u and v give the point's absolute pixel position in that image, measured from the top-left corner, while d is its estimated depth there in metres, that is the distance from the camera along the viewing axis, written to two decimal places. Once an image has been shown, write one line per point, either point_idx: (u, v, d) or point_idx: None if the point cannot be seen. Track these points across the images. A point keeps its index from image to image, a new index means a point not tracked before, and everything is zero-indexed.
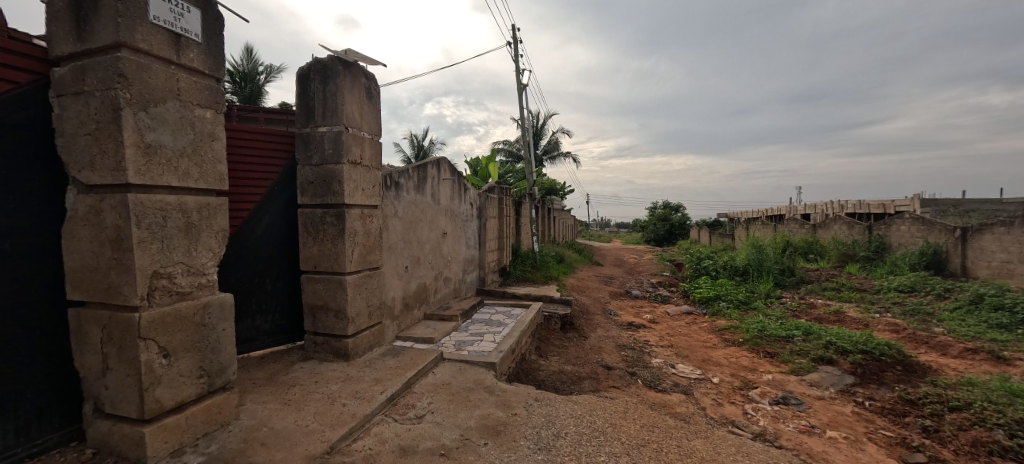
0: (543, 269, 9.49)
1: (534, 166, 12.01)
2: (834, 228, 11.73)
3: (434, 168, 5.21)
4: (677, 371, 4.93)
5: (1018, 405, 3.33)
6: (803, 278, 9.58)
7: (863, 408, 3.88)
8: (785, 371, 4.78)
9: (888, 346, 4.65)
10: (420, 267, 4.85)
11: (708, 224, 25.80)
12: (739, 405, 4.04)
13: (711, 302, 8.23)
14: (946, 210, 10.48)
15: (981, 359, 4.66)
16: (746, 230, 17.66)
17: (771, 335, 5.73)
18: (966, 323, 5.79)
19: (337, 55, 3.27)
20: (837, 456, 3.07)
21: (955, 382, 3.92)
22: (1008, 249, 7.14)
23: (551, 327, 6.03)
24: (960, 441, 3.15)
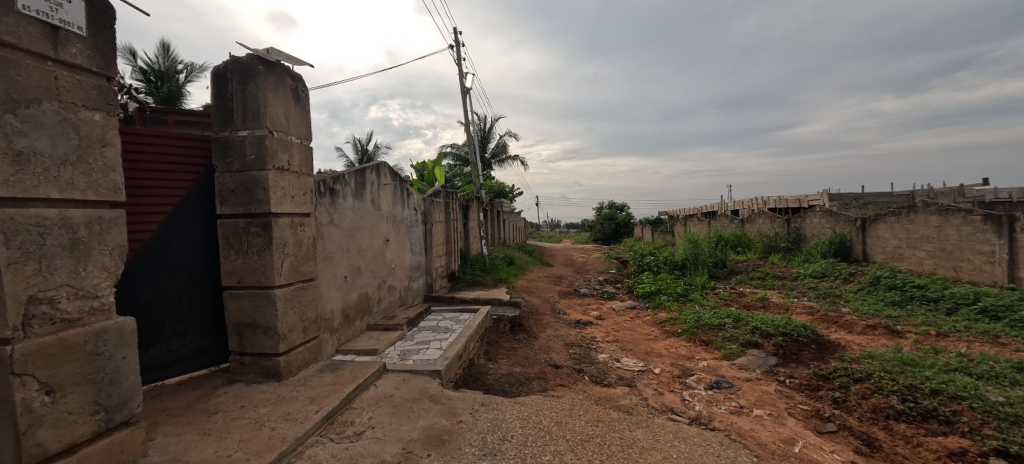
0: (492, 272, 9.49)
1: (481, 170, 11.98)
2: (758, 222, 12.79)
3: (374, 173, 5.03)
4: (622, 365, 5.12)
5: (907, 372, 3.80)
6: (734, 269, 10.35)
7: (784, 386, 4.24)
8: (718, 357, 5.12)
9: (804, 328, 5.13)
10: (361, 277, 4.66)
11: (649, 222, 27.11)
12: (678, 393, 4.26)
13: (652, 296, 8.65)
14: (849, 203, 11.78)
15: (879, 334, 5.26)
16: (684, 226, 18.77)
17: (706, 324, 6.12)
18: (867, 303, 6.53)
19: (258, 54, 3.05)
20: (762, 432, 3.34)
21: (857, 356, 4.41)
22: (897, 235, 8.15)
23: (500, 330, 6.03)
24: (863, 408, 3.53)
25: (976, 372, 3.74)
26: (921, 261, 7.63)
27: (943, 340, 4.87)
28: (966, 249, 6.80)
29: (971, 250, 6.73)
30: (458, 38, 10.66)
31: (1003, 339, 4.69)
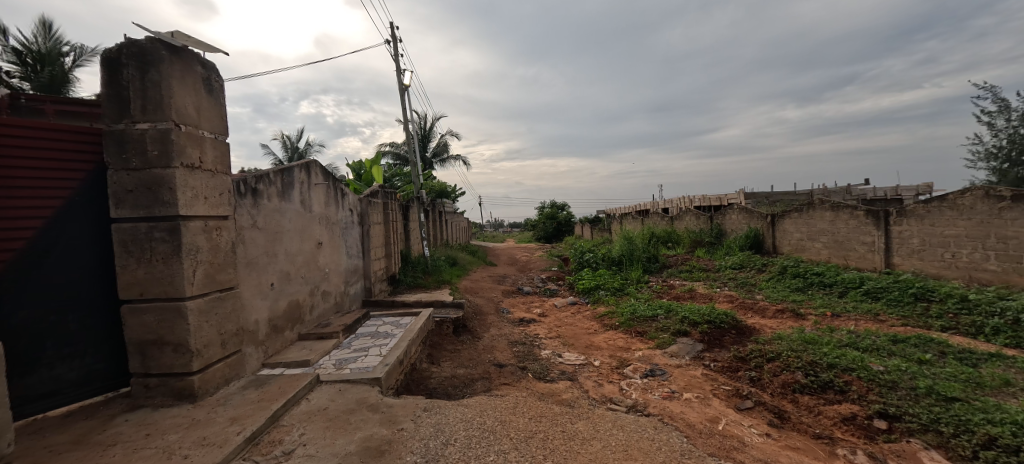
0: (435, 273, 9.31)
1: (421, 169, 11.71)
2: (686, 219, 13.75)
3: (304, 172, 4.71)
4: (564, 359, 5.24)
5: (809, 349, 4.27)
6: (665, 263, 11.04)
7: (710, 369, 4.59)
8: (652, 347, 5.42)
9: (726, 315, 5.58)
10: (291, 283, 4.34)
11: (588, 220, 28.11)
12: (616, 383, 4.45)
13: (592, 292, 8.98)
14: (761, 201, 13.06)
15: (787, 317, 5.88)
16: (620, 224, 19.69)
17: (640, 315, 6.46)
18: (777, 290, 7.26)
19: (160, 37, 2.72)
20: (691, 414, 3.58)
21: (770, 339, 4.88)
22: (800, 229, 9.16)
23: (443, 333, 5.92)
24: (775, 385, 3.93)
25: (863, 346, 4.29)
26: (819, 252, 8.64)
27: (837, 320, 5.54)
28: (853, 240, 7.81)
29: (857, 241, 7.73)
30: (395, 34, 10.31)
31: (883, 316, 5.44)
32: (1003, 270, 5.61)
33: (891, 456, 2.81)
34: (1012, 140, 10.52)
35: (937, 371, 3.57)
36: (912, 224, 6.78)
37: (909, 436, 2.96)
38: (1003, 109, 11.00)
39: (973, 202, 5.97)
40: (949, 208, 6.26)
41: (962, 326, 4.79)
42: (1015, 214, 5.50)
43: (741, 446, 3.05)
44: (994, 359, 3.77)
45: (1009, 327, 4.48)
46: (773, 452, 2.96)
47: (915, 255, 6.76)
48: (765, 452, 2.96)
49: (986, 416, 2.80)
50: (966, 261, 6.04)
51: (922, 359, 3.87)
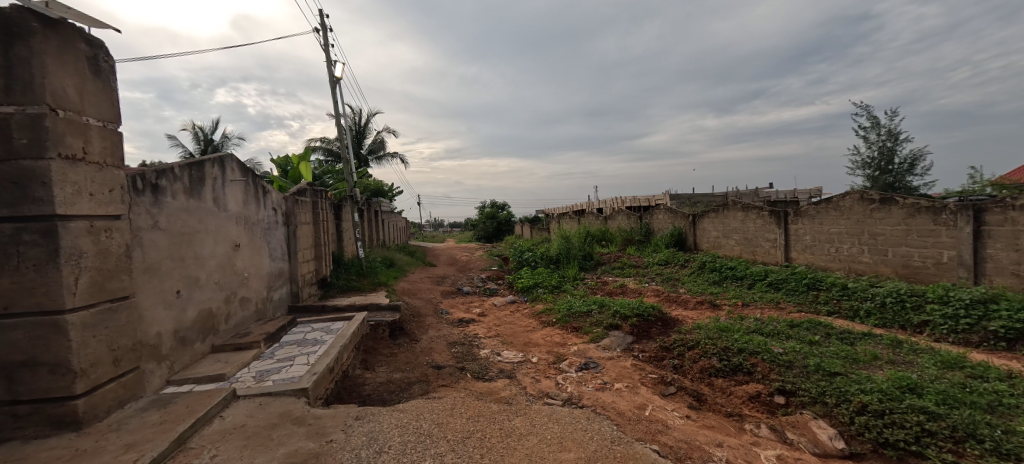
0: (370, 275, 8.93)
1: (354, 166, 11.15)
2: (618, 218, 14.49)
3: (217, 166, 4.28)
4: (503, 358, 5.29)
5: (723, 337, 4.70)
6: (599, 260, 11.55)
7: (638, 360, 4.88)
8: (587, 341, 5.65)
9: (653, 308, 5.96)
10: (202, 290, 3.92)
11: (528, 220, 28.60)
12: (553, 378, 4.57)
13: (530, 290, 9.14)
14: (685, 202, 14.13)
15: (705, 308, 6.43)
16: (558, 224, 20.26)
17: (576, 311, 6.69)
18: (697, 284, 7.90)
19: (30, 5, 2.33)
20: (621, 403, 3.78)
21: (690, 328, 5.29)
22: (716, 228, 10.05)
23: (379, 337, 5.70)
24: (694, 370, 4.27)
25: (767, 331, 4.81)
26: (731, 248, 9.54)
27: (747, 309, 6.16)
28: (760, 237, 8.72)
29: (763, 238, 8.64)
30: (325, 22, 9.71)
31: (783, 304, 6.14)
32: (874, 262, 6.58)
33: (788, 427, 3.18)
34: (881, 151, 12.36)
35: (824, 350, 4.09)
36: (805, 223, 7.71)
37: (802, 408, 3.36)
38: (874, 126, 12.89)
39: (852, 204, 6.93)
40: (834, 209, 7.21)
41: (843, 310, 5.55)
42: (882, 214, 6.46)
43: (665, 429, 3.28)
44: (866, 338, 4.41)
45: (878, 309, 5.27)
46: (692, 432, 3.22)
47: (808, 250, 7.70)
48: (685, 433, 3.21)
49: (859, 386, 3.27)
50: (847, 255, 7.00)
51: (813, 340, 4.42)
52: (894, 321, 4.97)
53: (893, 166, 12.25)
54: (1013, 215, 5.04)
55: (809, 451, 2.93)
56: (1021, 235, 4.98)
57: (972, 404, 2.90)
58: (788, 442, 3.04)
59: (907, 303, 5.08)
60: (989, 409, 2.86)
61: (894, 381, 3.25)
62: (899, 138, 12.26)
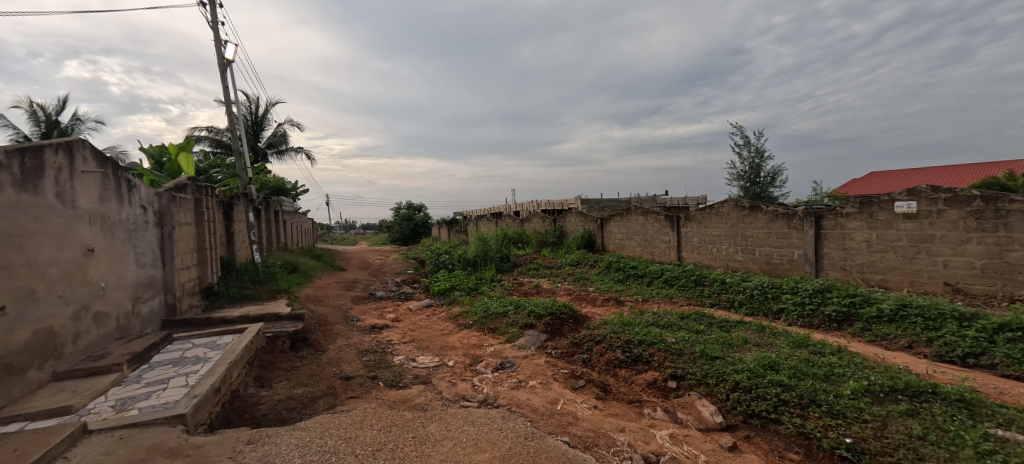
0: (267, 282, 8.07)
1: (249, 160, 9.99)
2: (534, 221, 14.97)
3: (63, 154, 3.55)
4: (418, 363, 5.14)
5: (626, 330, 5.09)
6: (515, 262, 11.80)
7: (551, 356, 5.09)
8: (503, 341, 5.74)
9: (565, 306, 6.25)
10: (39, 306, 3.21)
11: (445, 222, 28.25)
12: (469, 380, 4.55)
13: (446, 293, 9.02)
14: (594, 206, 15.09)
15: (611, 304, 6.92)
16: (475, 226, 20.34)
17: (493, 313, 6.75)
18: (604, 282, 8.47)
19: None
20: (535, 399, 3.90)
21: (598, 324, 5.65)
22: (621, 230, 10.87)
23: (277, 350, 5.17)
24: (601, 363, 4.58)
25: (662, 323, 5.33)
26: (633, 249, 10.41)
27: (646, 304, 6.75)
28: (657, 239, 9.64)
29: (660, 240, 9.57)
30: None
31: (675, 298, 6.87)
32: (746, 260, 7.64)
33: (678, 408, 3.55)
34: (751, 166, 14.43)
35: (707, 338, 4.65)
36: (694, 226, 8.69)
37: (690, 390, 3.77)
38: (746, 144, 15.01)
39: (729, 210, 7.96)
40: (715, 215, 8.23)
41: (723, 302, 6.36)
42: (751, 219, 7.53)
43: (575, 421, 3.45)
44: (739, 325, 5.11)
45: (748, 300, 6.14)
46: (598, 421, 3.43)
47: (696, 250, 8.70)
48: (593, 423, 3.41)
49: (733, 367, 3.77)
50: (725, 254, 8.04)
51: (699, 330, 5.01)
52: (760, 309, 5.84)
53: (760, 179, 14.37)
54: (842, 221, 6.22)
55: (695, 427, 3.30)
56: (847, 236, 6.16)
57: (814, 375, 3.51)
58: (679, 421, 3.40)
59: (770, 293, 5.99)
60: (825, 377, 3.49)
61: (759, 361, 3.81)
62: (765, 156, 14.42)
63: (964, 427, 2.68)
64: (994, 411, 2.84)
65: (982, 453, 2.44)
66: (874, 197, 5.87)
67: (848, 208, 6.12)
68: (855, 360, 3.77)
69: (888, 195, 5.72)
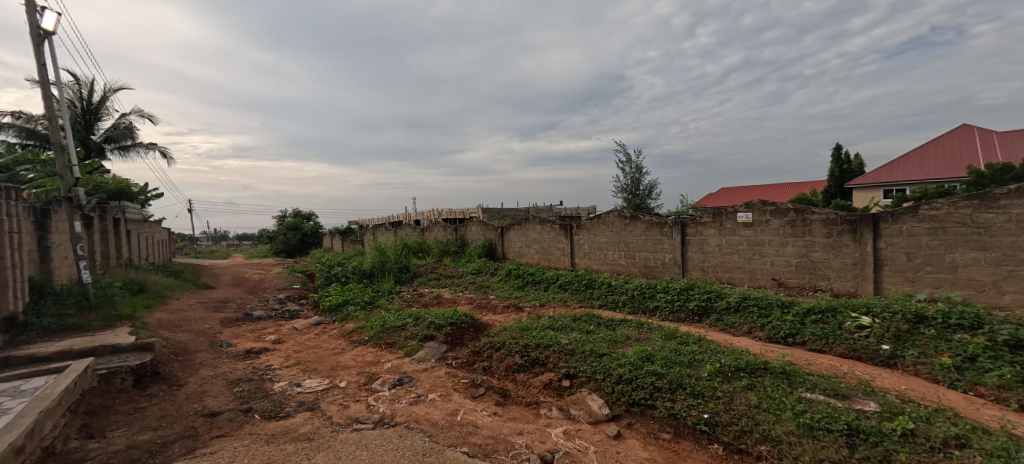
0: (102, 307, 6.59)
1: (76, 157, 8.10)
2: (434, 230, 14.71)
3: None
4: (303, 388, 4.64)
5: (524, 335, 5.26)
6: (415, 272, 11.44)
7: (451, 367, 5.02)
8: (401, 356, 5.50)
9: (465, 315, 6.22)
10: None
11: (339, 232, 26.28)
12: (363, 401, 4.25)
13: (338, 309, 8.34)
14: (495, 215, 15.42)
15: (510, 311, 7.10)
16: (372, 235, 19.28)
17: (390, 326, 6.44)
18: (505, 290, 8.66)
19: None
20: (434, 412, 3.80)
21: (498, 331, 5.74)
22: (520, 238, 11.26)
23: (114, 390, 4.23)
24: (501, 369, 4.66)
25: (557, 326, 5.63)
26: (532, 256, 10.86)
27: (543, 308, 7.07)
28: (553, 246, 10.19)
29: (555, 247, 10.14)
30: None
31: (569, 302, 7.33)
32: (628, 264, 8.48)
33: (571, 405, 3.76)
34: (632, 180, 16.14)
35: (595, 337, 5.04)
36: (584, 234, 9.38)
37: (581, 386, 4.04)
38: (628, 161, 16.77)
39: (613, 219, 8.75)
40: (602, 223, 8.98)
41: (610, 304, 6.96)
42: (631, 227, 8.38)
43: (475, 430, 3.45)
44: (623, 323, 5.64)
45: (630, 300, 6.82)
46: (498, 427, 3.48)
47: (586, 256, 9.39)
48: (493, 429, 3.44)
49: (617, 362, 4.14)
50: (611, 259, 8.82)
51: (588, 330, 5.41)
52: (639, 307, 6.53)
53: (639, 192, 16.15)
54: (701, 228, 7.27)
55: (586, 421, 3.53)
56: (705, 242, 7.23)
57: (680, 362, 4.03)
58: (572, 418, 3.61)
59: (647, 293, 6.73)
60: (689, 364, 4.02)
61: (638, 354, 4.24)
62: (643, 171, 16.27)
63: (785, 394, 3.32)
64: (804, 378, 3.57)
65: (797, 413, 3.04)
66: (724, 208, 6.99)
67: (705, 218, 7.19)
68: (711, 347, 4.42)
69: (733, 207, 6.86)
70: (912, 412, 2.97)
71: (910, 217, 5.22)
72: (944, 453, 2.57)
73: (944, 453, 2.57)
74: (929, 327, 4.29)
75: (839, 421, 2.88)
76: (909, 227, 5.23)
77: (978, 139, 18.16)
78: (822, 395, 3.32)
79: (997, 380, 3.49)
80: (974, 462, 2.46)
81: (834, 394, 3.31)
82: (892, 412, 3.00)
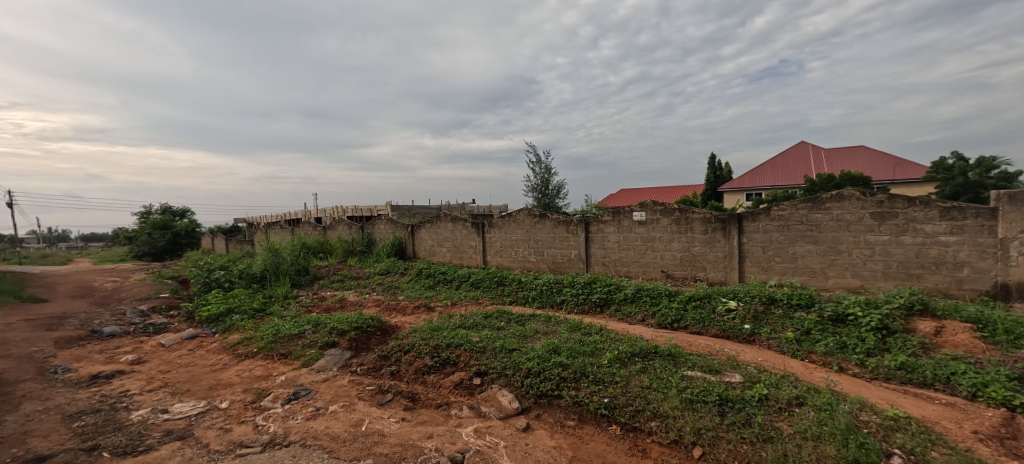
0: None
1: None
2: (338, 229, 13.69)
3: None
4: (172, 414, 3.98)
5: (435, 335, 5.14)
6: (315, 275, 10.55)
7: (356, 375, 4.71)
8: (297, 367, 5.02)
9: (371, 319, 5.87)
10: None
11: (222, 231, 23.20)
12: (250, 421, 3.78)
13: (220, 318, 7.33)
14: (405, 213, 14.87)
15: (421, 311, 6.90)
16: (264, 234, 17.34)
17: (285, 335, 5.83)
18: (415, 290, 8.39)
19: None
20: (336, 425, 3.53)
21: (407, 333, 5.53)
22: (431, 237, 11.00)
23: None
24: (410, 372, 4.50)
25: (468, 325, 5.60)
26: (443, 255, 10.69)
27: (455, 307, 7.00)
28: (465, 245, 10.14)
29: (467, 245, 10.10)
30: None
31: (481, 299, 7.36)
32: (537, 260, 8.78)
33: (482, 403, 3.77)
34: (542, 181, 16.76)
35: (506, 333, 5.12)
36: (495, 232, 9.48)
37: (492, 383, 4.07)
38: (538, 161, 17.38)
39: (523, 217, 8.96)
40: (513, 221, 9.16)
41: (520, 300, 7.14)
42: (540, 225, 8.67)
43: (381, 439, 3.28)
44: (532, 318, 5.82)
45: (539, 295, 7.07)
46: (406, 433, 3.36)
47: (498, 254, 9.51)
48: (401, 436, 3.31)
49: (526, 356, 4.25)
50: (521, 256, 9.05)
51: (499, 326, 5.48)
52: (547, 302, 6.81)
53: (548, 191, 16.84)
54: (602, 226, 7.82)
55: (496, 417, 3.57)
56: (605, 239, 7.79)
57: (584, 352, 4.27)
58: (482, 415, 3.62)
59: (554, 288, 7.04)
60: (591, 353, 4.28)
61: (546, 347, 4.41)
62: (552, 172, 17.00)
63: (672, 373, 3.72)
64: (686, 358, 4.03)
65: (681, 389, 3.43)
66: (621, 208, 7.59)
67: (605, 216, 7.75)
68: (610, 335, 4.77)
69: (629, 207, 7.48)
70: (766, 379, 3.53)
71: (764, 217, 6.20)
72: (789, 411, 3.09)
73: (788, 411, 3.10)
74: (778, 307, 5.15)
75: (713, 394, 3.31)
76: (764, 225, 6.20)
77: (811, 153, 22.29)
78: (700, 371, 3.79)
79: (824, 348, 4.32)
80: (809, 416, 3.01)
81: (710, 370, 3.79)
82: (752, 381, 3.53)
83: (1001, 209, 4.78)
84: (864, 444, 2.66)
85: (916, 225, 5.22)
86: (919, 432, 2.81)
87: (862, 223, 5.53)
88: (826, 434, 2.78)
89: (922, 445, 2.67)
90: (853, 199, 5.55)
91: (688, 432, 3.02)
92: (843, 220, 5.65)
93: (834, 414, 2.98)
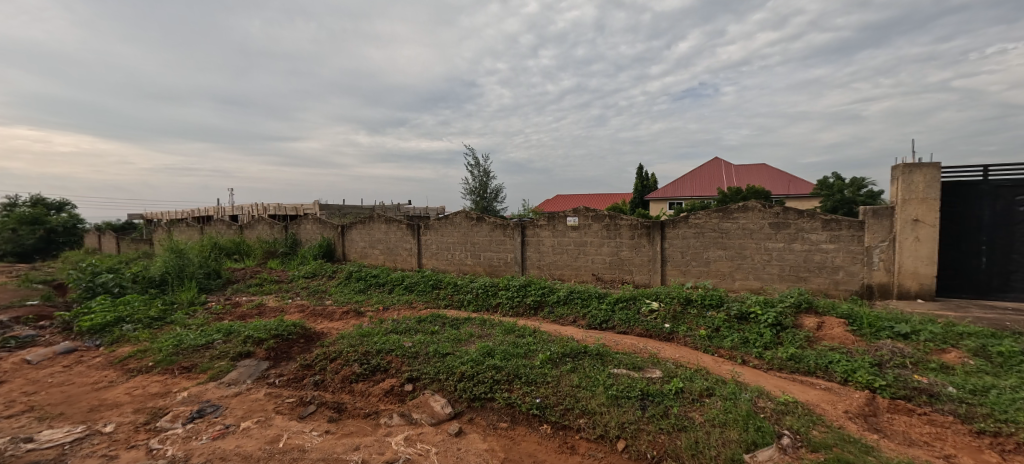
0: None
1: None
2: (257, 228, 12.61)
3: None
4: (38, 443, 3.38)
5: (364, 342, 4.91)
6: (228, 278, 9.60)
7: (274, 387, 4.35)
8: (203, 381, 4.52)
9: (294, 325, 5.47)
10: None
11: (113, 229, 20.32)
12: (143, 445, 3.33)
13: (108, 328, 6.39)
14: (335, 212, 14.10)
15: (350, 316, 6.55)
16: (167, 233, 15.46)
17: (189, 346, 5.24)
18: (344, 294, 7.96)
19: None
20: (248, 444, 3.24)
21: (334, 339, 5.23)
22: (362, 238, 10.51)
23: None
24: (337, 382, 4.25)
25: (400, 330, 5.43)
26: (376, 257, 10.27)
27: (387, 312, 6.75)
28: (400, 247, 9.83)
29: (402, 247, 9.80)
30: None
31: (415, 303, 7.17)
32: (473, 263, 8.76)
33: (413, 409, 3.67)
34: (480, 183, 16.76)
35: (440, 337, 5.04)
36: (431, 234, 9.29)
37: (424, 388, 3.98)
38: (477, 164, 17.38)
39: (460, 220, 8.88)
40: (449, 224, 9.04)
41: (455, 303, 7.07)
42: (477, 228, 8.65)
43: (301, 455, 3.07)
44: (467, 321, 5.79)
45: (475, 299, 7.04)
46: (330, 446, 3.17)
47: (434, 256, 9.34)
48: (324, 450, 3.12)
49: (460, 360, 4.22)
50: (458, 259, 8.96)
51: (433, 331, 5.37)
52: (483, 305, 6.81)
53: (487, 195, 16.89)
54: (538, 231, 8.00)
55: (428, 423, 3.49)
56: (541, 243, 7.98)
57: (517, 354, 4.34)
58: (413, 422, 3.52)
59: (490, 292, 7.06)
60: (524, 354, 4.36)
61: (480, 351, 4.41)
62: (491, 176, 17.10)
63: (599, 372, 3.90)
64: (613, 357, 4.25)
65: (607, 387, 3.61)
66: (556, 213, 7.82)
67: (541, 221, 7.94)
68: (543, 337, 4.89)
69: (563, 212, 7.73)
70: (683, 374, 3.83)
71: (683, 225, 6.74)
72: (700, 402, 3.38)
73: (700, 401, 3.39)
74: (693, 307, 5.61)
75: (636, 389, 3.52)
76: (683, 232, 6.75)
77: (724, 168, 24.69)
78: (625, 369, 4.01)
79: (730, 343, 4.79)
80: (717, 405, 3.32)
81: (634, 367, 4.04)
82: (670, 376, 3.82)
83: (867, 222, 5.67)
84: (760, 427, 2.99)
85: (804, 234, 5.99)
86: (803, 414, 3.22)
87: (762, 232, 6.23)
88: (731, 421, 3.09)
89: (806, 425, 3.06)
90: (755, 210, 6.24)
91: (612, 427, 3.18)
92: (747, 228, 6.32)
93: (737, 402, 3.32)
